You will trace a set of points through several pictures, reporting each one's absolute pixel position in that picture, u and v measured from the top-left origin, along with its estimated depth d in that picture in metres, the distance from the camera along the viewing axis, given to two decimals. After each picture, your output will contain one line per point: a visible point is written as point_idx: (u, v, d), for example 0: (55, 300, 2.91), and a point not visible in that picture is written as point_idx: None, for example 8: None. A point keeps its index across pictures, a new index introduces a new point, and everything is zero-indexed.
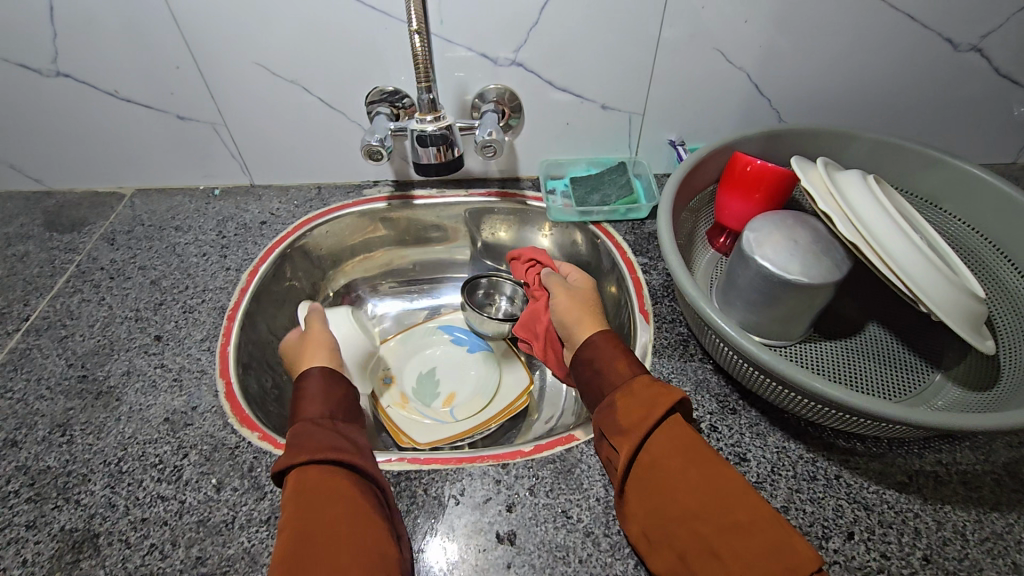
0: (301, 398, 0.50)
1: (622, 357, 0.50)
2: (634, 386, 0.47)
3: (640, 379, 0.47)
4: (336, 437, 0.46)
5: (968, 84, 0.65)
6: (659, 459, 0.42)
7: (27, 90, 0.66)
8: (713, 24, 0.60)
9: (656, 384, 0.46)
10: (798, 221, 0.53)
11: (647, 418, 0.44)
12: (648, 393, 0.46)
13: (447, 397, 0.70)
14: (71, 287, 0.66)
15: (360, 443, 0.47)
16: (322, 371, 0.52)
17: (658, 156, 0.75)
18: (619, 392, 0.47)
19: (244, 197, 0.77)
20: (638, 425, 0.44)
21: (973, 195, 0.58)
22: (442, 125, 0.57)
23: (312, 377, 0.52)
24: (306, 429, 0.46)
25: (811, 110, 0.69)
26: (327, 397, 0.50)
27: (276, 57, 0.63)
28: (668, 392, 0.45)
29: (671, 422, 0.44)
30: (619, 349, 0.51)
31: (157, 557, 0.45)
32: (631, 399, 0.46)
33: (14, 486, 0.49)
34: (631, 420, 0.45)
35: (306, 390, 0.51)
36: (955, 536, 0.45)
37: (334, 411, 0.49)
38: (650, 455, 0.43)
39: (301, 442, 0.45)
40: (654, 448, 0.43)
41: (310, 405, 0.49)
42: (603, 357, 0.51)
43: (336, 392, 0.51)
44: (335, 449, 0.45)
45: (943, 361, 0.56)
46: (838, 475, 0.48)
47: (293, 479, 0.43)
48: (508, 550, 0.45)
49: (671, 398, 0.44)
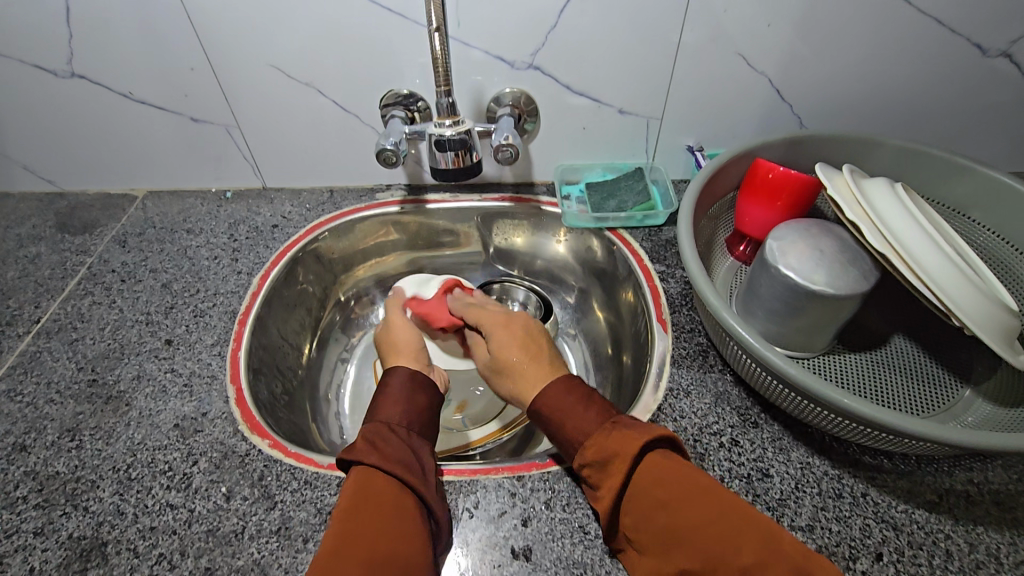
0: (383, 397, 0.50)
1: (577, 405, 0.47)
2: (588, 451, 0.44)
3: (596, 436, 0.44)
4: (400, 446, 0.45)
5: (996, 90, 0.64)
6: (643, 498, 0.40)
7: (41, 91, 0.66)
8: (735, 27, 0.59)
9: (613, 441, 0.43)
10: (823, 230, 0.52)
11: (613, 482, 0.42)
12: (606, 454, 0.43)
13: (459, 404, 0.68)
14: (82, 289, 0.66)
15: (424, 457, 0.46)
16: (411, 372, 0.52)
17: (676, 161, 0.74)
18: (577, 454, 0.45)
19: (256, 200, 0.77)
20: (609, 491, 0.42)
21: (1003, 204, 0.57)
22: (461, 129, 0.56)
23: (399, 375, 0.51)
24: (374, 433, 0.46)
25: (834, 116, 0.68)
26: (407, 402, 0.49)
27: (291, 59, 0.62)
28: (624, 450, 0.42)
29: (641, 472, 0.41)
30: (568, 404, 0.47)
31: (165, 567, 0.44)
32: (593, 467, 0.44)
33: (22, 492, 0.48)
34: (602, 483, 0.43)
35: (390, 391, 0.50)
36: (989, 559, 0.43)
37: (408, 420, 0.48)
38: (632, 508, 0.41)
39: (374, 444, 0.44)
40: (634, 500, 0.41)
41: (388, 407, 0.49)
42: (551, 406, 0.48)
43: (416, 400, 0.50)
44: (398, 459, 0.44)
45: (972, 375, 0.55)
46: (865, 494, 0.47)
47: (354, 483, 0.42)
48: (523, 566, 0.43)
49: (628, 462, 0.41)
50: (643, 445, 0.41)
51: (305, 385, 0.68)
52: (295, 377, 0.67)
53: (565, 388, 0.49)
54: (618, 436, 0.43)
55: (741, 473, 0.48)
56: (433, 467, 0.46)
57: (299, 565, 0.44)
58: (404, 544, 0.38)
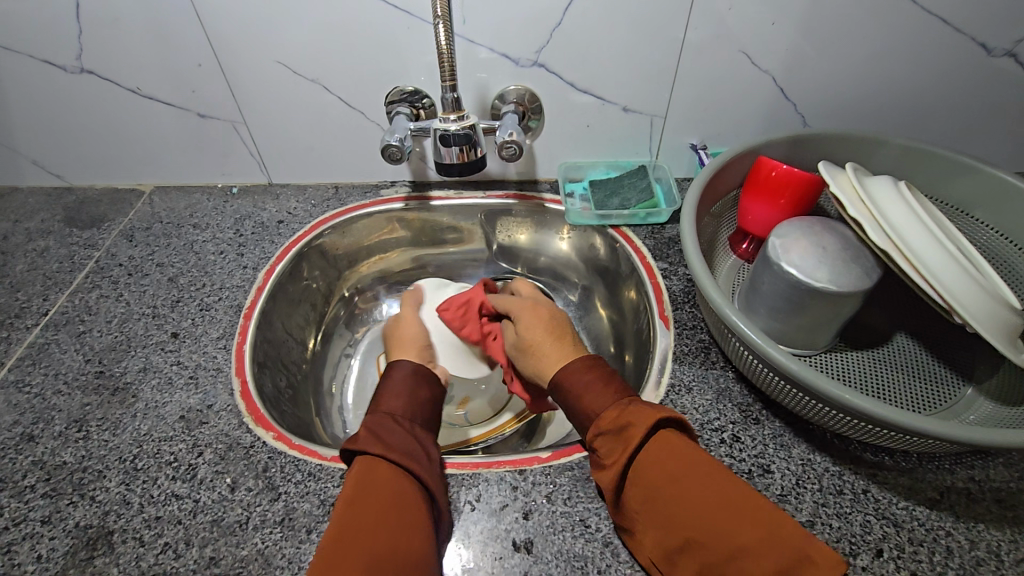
0: (383, 389, 0.51)
1: (597, 381, 0.47)
2: (604, 420, 0.44)
3: (613, 409, 0.44)
4: (403, 436, 0.46)
5: (1000, 88, 0.63)
6: (654, 476, 0.40)
7: (51, 86, 0.67)
8: (739, 25, 0.59)
9: (632, 411, 0.43)
10: (827, 227, 0.52)
11: (627, 447, 0.42)
12: (622, 421, 0.43)
13: (461, 400, 0.69)
14: (90, 283, 0.67)
15: (426, 448, 0.46)
16: (412, 367, 0.53)
17: (679, 159, 0.74)
18: (593, 424, 0.45)
19: (262, 195, 0.77)
20: (619, 459, 0.42)
21: (1006, 204, 0.57)
22: (466, 125, 0.57)
23: (400, 370, 0.52)
24: (376, 425, 0.46)
25: (837, 115, 0.68)
26: (407, 395, 0.50)
27: (296, 54, 0.63)
28: (640, 420, 0.42)
29: (654, 445, 0.41)
30: (595, 377, 0.48)
31: (170, 556, 0.44)
32: (606, 436, 0.44)
33: (30, 480, 0.49)
34: (613, 453, 0.43)
35: (391, 383, 0.51)
36: (989, 557, 0.43)
37: (411, 412, 0.49)
38: (640, 483, 0.41)
39: (378, 434, 0.45)
40: (646, 472, 0.41)
41: (390, 399, 0.49)
42: (575, 382, 0.48)
43: (417, 395, 0.50)
44: (399, 446, 0.44)
45: (974, 374, 0.55)
46: (866, 490, 0.47)
47: (357, 472, 0.42)
48: (525, 559, 0.44)
49: (643, 430, 0.41)
50: (660, 418, 0.42)
51: (309, 379, 0.69)
52: (299, 371, 0.68)
53: (588, 367, 0.49)
54: (636, 409, 0.44)
55: (741, 469, 0.48)
56: (434, 458, 0.46)
57: (302, 555, 0.44)
58: (406, 531, 0.39)
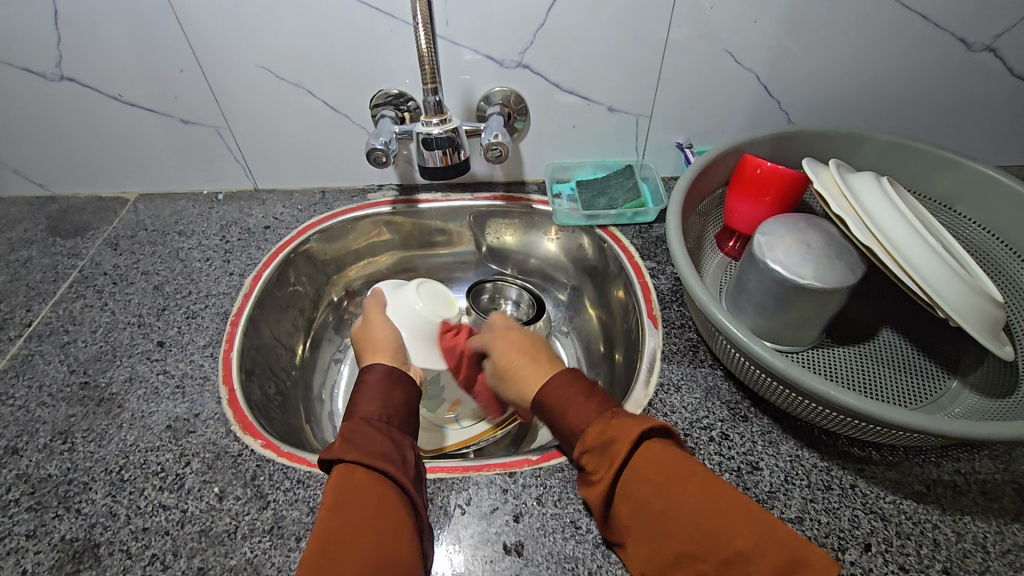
0: (360, 394, 0.50)
1: (578, 396, 0.47)
2: (588, 437, 0.44)
3: (596, 423, 0.45)
4: (381, 439, 0.45)
5: (980, 83, 0.64)
6: (638, 488, 0.40)
7: (30, 93, 0.66)
8: (721, 24, 0.60)
9: (613, 426, 0.43)
10: (810, 224, 0.52)
11: (612, 466, 0.42)
12: (606, 439, 0.43)
13: (453, 403, 0.67)
14: (74, 293, 0.66)
15: (405, 450, 0.46)
16: (387, 370, 0.52)
17: (665, 158, 0.75)
18: (577, 444, 0.45)
19: (248, 201, 0.77)
20: (606, 477, 0.42)
21: (988, 197, 0.57)
22: (449, 128, 0.57)
23: (375, 374, 0.51)
24: (354, 430, 0.45)
25: (822, 112, 0.68)
26: (384, 398, 0.50)
27: (279, 59, 0.62)
28: (624, 435, 0.42)
29: (638, 455, 0.41)
30: (575, 390, 0.48)
31: (158, 567, 0.44)
32: (592, 453, 0.44)
33: (13, 495, 0.48)
34: (600, 469, 0.43)
35: (366, 387, 0.50)
36: (975, 548, 0.43)
37: (388, 415, 0.49)
38: (627, 491, 0.41)
39: (356, 440, 0.44)
40: (629, 485, 0.41)
41: (367, 403, 0.49)
42: (553, 402, 0.48)
43: (393, 397, 0.50)
44: (378, 452, 0.44)
45: (959, 367, 0.55)
46: (854, 485, 0.47)
47: (338, 480, 0.42)
48: (515, 562, 0.44)
49: (627, 447, 0.41)
50: (643, 431, 0.42)
51: (298, 385, 0.68)
52: (289, 378, 0.67)
53: (568, 382, 0.49)
54: (617, 422, 0.44)
55: (731, 467, 0.49)
56: (413, 459, 0.46)
57: (291, 564, 0.44)
58: (395, 536, 0.39)
